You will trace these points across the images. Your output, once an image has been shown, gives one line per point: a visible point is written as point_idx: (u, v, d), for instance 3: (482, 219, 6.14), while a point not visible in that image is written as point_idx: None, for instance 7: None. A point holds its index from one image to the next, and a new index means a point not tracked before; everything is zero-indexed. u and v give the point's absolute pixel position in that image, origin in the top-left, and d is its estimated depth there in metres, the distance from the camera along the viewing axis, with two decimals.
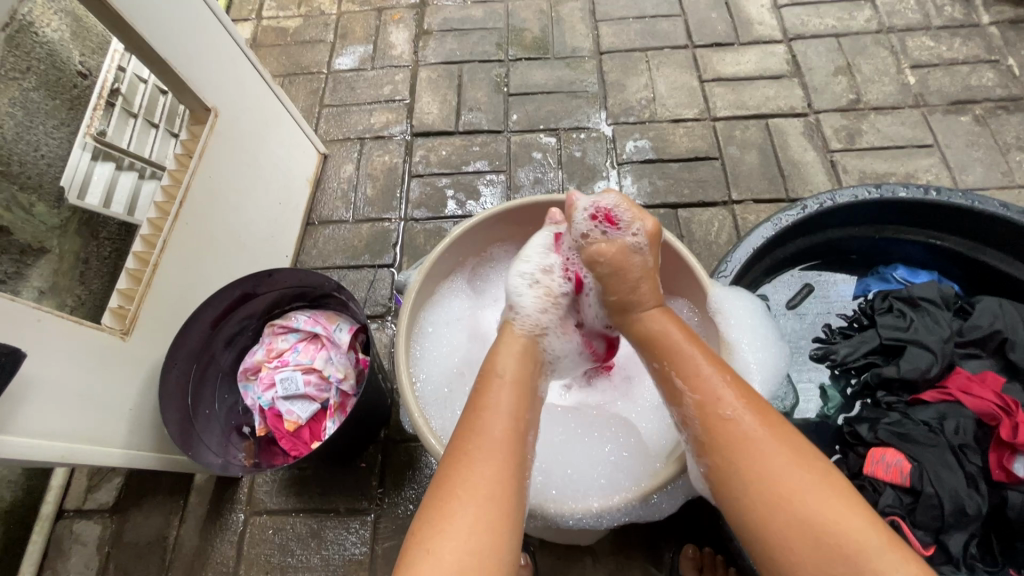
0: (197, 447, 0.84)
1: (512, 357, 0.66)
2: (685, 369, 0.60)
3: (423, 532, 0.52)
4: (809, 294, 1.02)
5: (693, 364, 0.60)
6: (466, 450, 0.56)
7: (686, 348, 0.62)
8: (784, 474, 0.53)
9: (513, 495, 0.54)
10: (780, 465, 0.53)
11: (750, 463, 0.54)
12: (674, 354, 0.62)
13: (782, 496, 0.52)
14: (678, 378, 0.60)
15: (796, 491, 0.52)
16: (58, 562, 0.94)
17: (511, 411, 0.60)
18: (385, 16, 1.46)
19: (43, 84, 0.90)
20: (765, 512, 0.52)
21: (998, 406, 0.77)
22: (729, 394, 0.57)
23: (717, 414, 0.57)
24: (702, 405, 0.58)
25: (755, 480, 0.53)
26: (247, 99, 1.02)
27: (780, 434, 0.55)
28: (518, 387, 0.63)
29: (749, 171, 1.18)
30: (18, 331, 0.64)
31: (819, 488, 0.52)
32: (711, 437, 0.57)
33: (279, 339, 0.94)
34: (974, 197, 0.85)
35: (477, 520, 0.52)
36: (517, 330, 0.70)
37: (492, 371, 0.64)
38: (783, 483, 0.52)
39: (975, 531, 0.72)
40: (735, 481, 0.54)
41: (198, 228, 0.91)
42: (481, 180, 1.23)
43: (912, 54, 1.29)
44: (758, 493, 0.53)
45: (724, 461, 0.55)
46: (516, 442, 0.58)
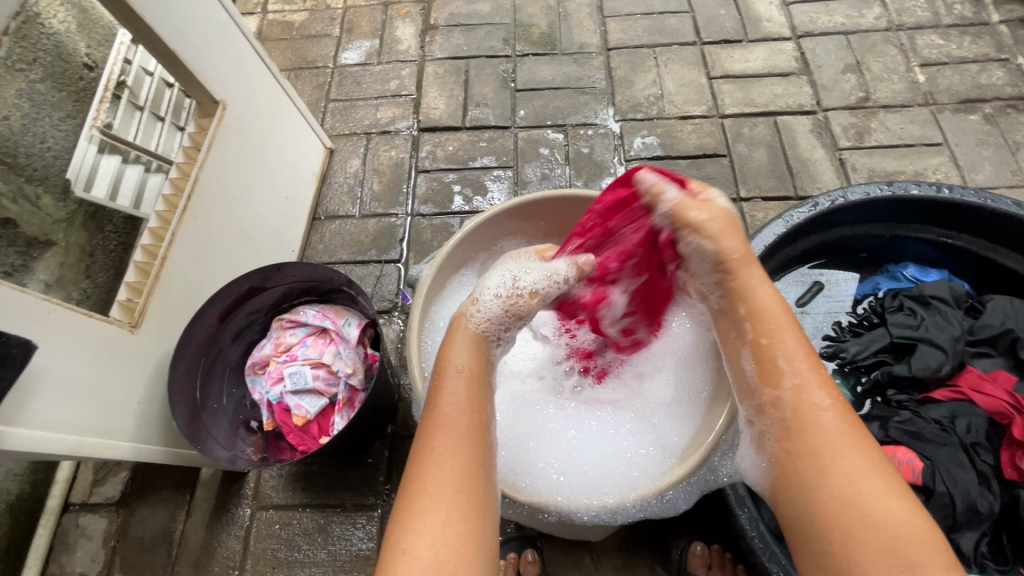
0: (205, 442, 0.84)
1: (466, 350, 0.64)
2: (783, 353, 0.59)
3: (395, 533, 0.51)
4: (819, 292, 1.01)
5: (787, 352, 0.59)
6: (430, 447, 0.56)
7: (788, 337, 0.60)
8: (858, 480, 0.52)
9: (480, 486, 0.54)
10: (857, 469, 0.52)
11: (836, 458, 0.53)
12: (774, 337, 0.60)
13: (855, 503, 0.51)
14: (779, 362, 0.59)
15: (868, 497, 0.51)
16: (64, 556, 0.94)
17: (468, 404, 0.59)
18: (392, 10, 1.45)
19: (49, 76, 0.90)
20: (835, 517, 0.51)
21: (1010, 405, 0.76)
22: (817, 390, 0.57)
23: (808, 406, 0.57)
24: (796, 391, 0.58)
25: (838, 477, 0.52)
26: (254, 93, 1.02)
27: (864, 441, 0.55)
28: (474, 378, 0.62)
29: (757, 168, 1.18)
30: (27, 323, 0.64)
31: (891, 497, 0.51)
32: (795, 426, 0.56)
33: (288, 333, 0.94)
34: (986, 195, 0.84)
35: (447, 514, 0.52)
36: (470, 324, 0.66)
37: (447, 365, 0.62)
38: (862, 487, 0.51)
39: (986, 530, 0.72)
40: (811, 480, 0.54)
41: (206, 221, 0.91)
42: (488, 176, 1.22)
43: (921, 52, 1.28)
44: (836, 489, 0.52)
45: (808, 450, 0.55)
46: (479, 434, 0.58)
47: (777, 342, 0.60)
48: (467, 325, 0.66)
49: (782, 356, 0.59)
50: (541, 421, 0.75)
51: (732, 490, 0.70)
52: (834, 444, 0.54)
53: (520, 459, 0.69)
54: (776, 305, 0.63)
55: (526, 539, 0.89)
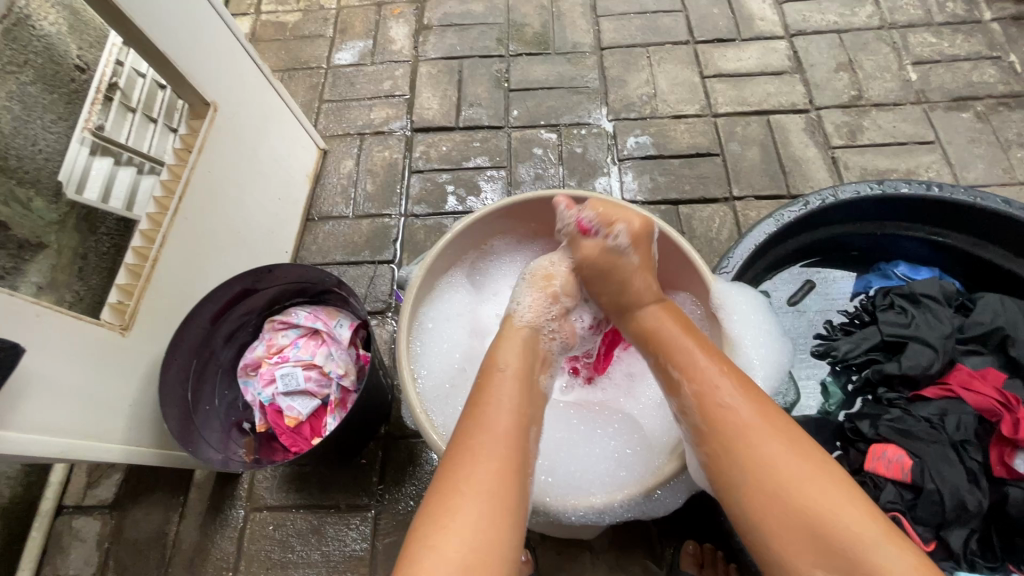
0: (197, 443, 0.84)
1: (514, 352, 0.67)
2: (679, 355, 0.64)
3: (424, 527, 0.51)
4: (810, 291, 1.01)
5: (688, 354, 0.63)
6: (469, 447, 0.56)
7: (689, 341, 0.64)
8: (782, 460, 0.55)
9: (515, 491, 0.54)
10: (778, 454, 0.55)
11: (750, 454, 0.56)
12: (670, 343, 0.66)
13: (782, 490, 0.53)
14: (687, 360, 0.63)
15: (793, 480, 0.53)
16: (58, 558, 0.94)
17: (515, 410, 0.60)
18: (385, 11, 1.45)
19: (40, 79, 0.90)
20: (763, 506, 0.54)
21: (999, 403, 0.77)
22: (723, 382, 0.60)
23: (715, 403, 0.59)
24: (696, 393, 0.60)
25: (758, 475, 0.55)
26: (246, 94, 1.02)
27: (777, 428, 0.57)
28: (518, 381, 0.63)
29: (750, 167, 1.18)
30: (16, 327, 0.64)
31: (818, 479, 0.53)
32: (708, 426, 0.59)
33: (280, 335, 0.94)
34: (975, 193, 0.85)
35: (479, 515, 0.52)
36: (522, 326, 0.71)
37: (494, 364, 0.65)
38: (780, 473, 0.54)
39: (975, 527, 0.73)
40: (735, 473, 0.56)
41: (198, 223, 0.91)
42: (481, 176, 1.22)
43: (914, 50, 1.28)
44: (758, 486, 0.54)
45: (721, 451, 0.57)
46: (519, 440, 0.58)
47: (674, 346, 0.65)
48: (519, 329, 0.71)
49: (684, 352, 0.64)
50: None
51: None
52: (741, 435, 0.57)
53: None
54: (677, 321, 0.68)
55: (520, 539, 0.90)
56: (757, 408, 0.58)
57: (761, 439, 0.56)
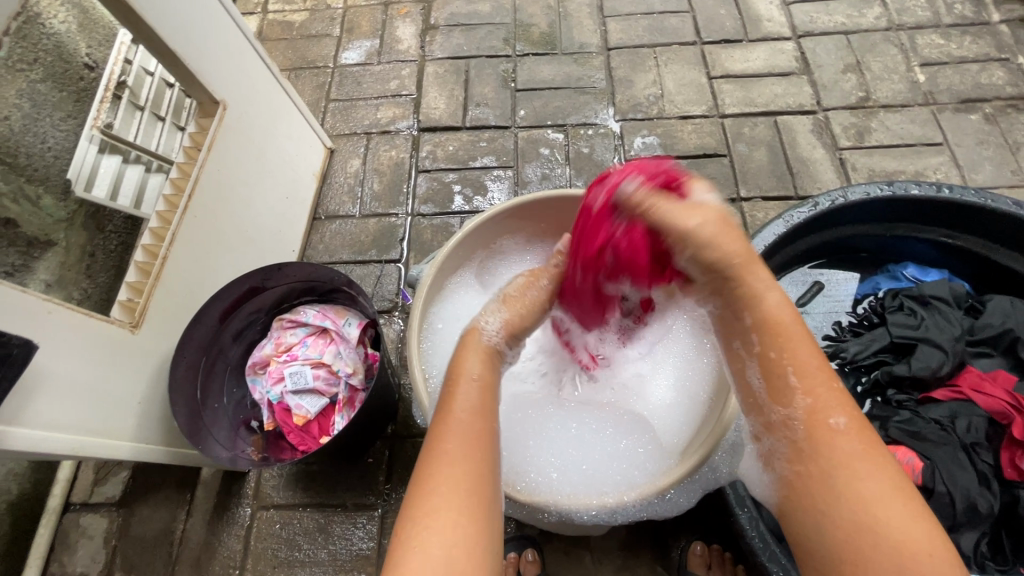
0: (205, 441, 0.84)
1: (479, 357, 0.61)
2: (798, 362, 0.55)
3: (405, 531, 0.48)
4: (819, 292, 1.01)
5: (802, 365, 0.55)
6: (438, 448, 0.53)
7: (802, 344, 0.55)
8: (875, 495, 0.49)
9: (491, 485, 0.52)
10: (877, 488, 0.49)
11: (839, 470, 0.51)
12: (789, 347, 0.55)
13: (869, 525, 0.48)
14: (789, 377, 0.55)
15: (885, 519, 0.47)
16: (64, 556, 0.94)
17: (483, 407, 0.56)
18: (392, 10, 1.45)
19: (49, 76, 0.90)
20: (852, 541, 0.48)
21: (1010, 405, 0.77)
22: (832, 410, 0.53)
23: (820, 423, 0.53)
24: (810, 409, 0.53)
25: (849, 504, 0.49)
26: (254, 92, 1.02)
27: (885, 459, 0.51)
28: (489, 382, 0.59)
29: (757, 168, 1.18)
30: (27, 324, 0.64)
31: (914, 521, 0.47)
32: (807, 447, 0.53)
33: (288, 333, 0.94)
34: (986, 195, 0.84)
35: (459, 515, 0.49)
36: (482, 338, 0.63)
37: (461, 371, 0.59)
38: (877, 511, 0.48)
39: (986, 529, 0.73)
40: (826, 507, 0.50)
41: (207, 222, 0.91)
42: (488, 176, 1.22)
43: (921, 52, 1.28)
44: (850, 520, 0.49)
45: (813, 470, 0.52)
46: (493, 437, 0.55)
47: (793, 352, 0.55)
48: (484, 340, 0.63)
49: (794, 368, 0.55)
50: (543, 419, 0.76)
51: (732, 489, 0.70)
52: (837, 450, 0.51)
53: (521, 459, 0.69)
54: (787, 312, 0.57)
55: (526, 538, 0.89)
56: (861, 431, 0.52)
57: (858, 455, 0.51)
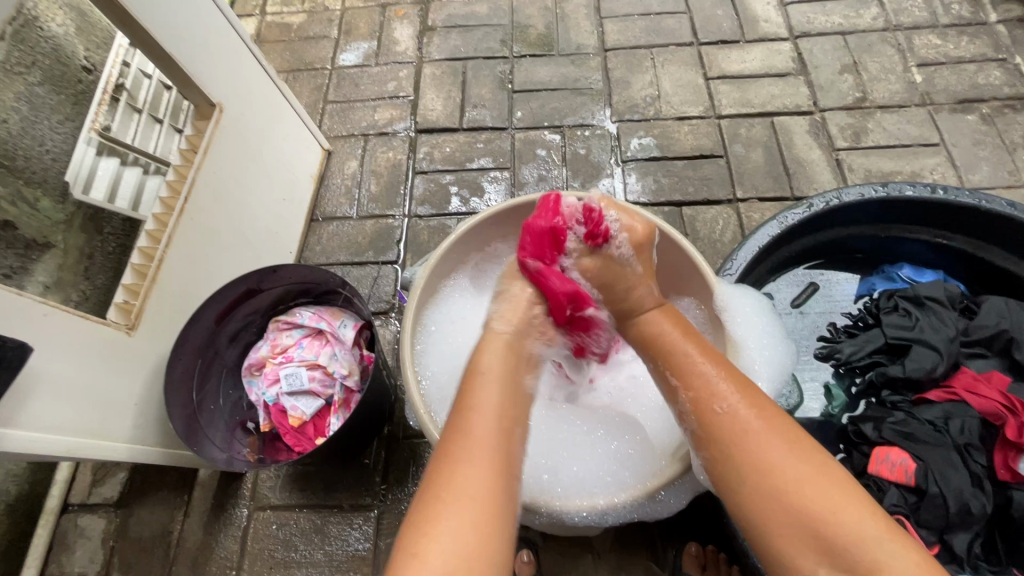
0: (201, 443, 0.84)
1: (499, 356, 0.62)
2: (681, 358, 0.61)
3: (408, 537, 0.49)
4: (814, 293, 1.01)
5: (688, 357, 0.61)
6: (449, 453, 0.53)
7: (689, 348, 0.62)
8: (780, 461, 0.52)
9: (500, 493, 0.52)
10: (781, 454, 0.53)
11: (740, 440, 0.54)
12: (670, 347, 0.63)
13: (787, 498, 0.51)
14: (690, 368, 0.60)
15: (795, 480, 0.51)
16: (63, 556, 0.95)
17: (497, 413, 0.56)
18: (389, 12, 1.45)
19: (48, 80, 0.90)
20: (770, 502, 0.51)
21: (1004, 406, 0.77)
22: (735, 400, 0.56)
23: (710, 407, 0.57)
24: (696, 400, 0.58)
25: (756, 469, 0.53)
26: (251, 94, 1.02)
27: (782, 427, 0.55)
28: (503, 383, 0.59)
29: (754, 169, 1.18)
30: (24, 327, 0.64)
31: (821, 482, 0.51)
32: (707, 430, 0.57)
33: (284, 335, 0.95)
34: (980, 196, 0.84)
35: (464, 525, 0.49)
36: (499, 336, 0.64)
37: (476, 368, 0.60)
38: (781, 471, 0.52)
39: (979, 530, 0.73)
40: (740, 487, 0.53)
41: (203, 224, 0.91)
42: (484, 177, 1.23)
43: (919, 52, 1.28)
44: (764, 488, 0.52)
45: (719, 447, 0.55)
46: (505, 442, 0.55)
47: (673, 350, 0.63)
48: (497, 336, 0.64)
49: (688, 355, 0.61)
50: (535, 421, 0.76)
51: None
52: (734, 425, 0.55)
53: None
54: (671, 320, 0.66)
55: (522, 539, 0.90)
56: (750, 403, 0.56)
57: (755, 429, 0.54)
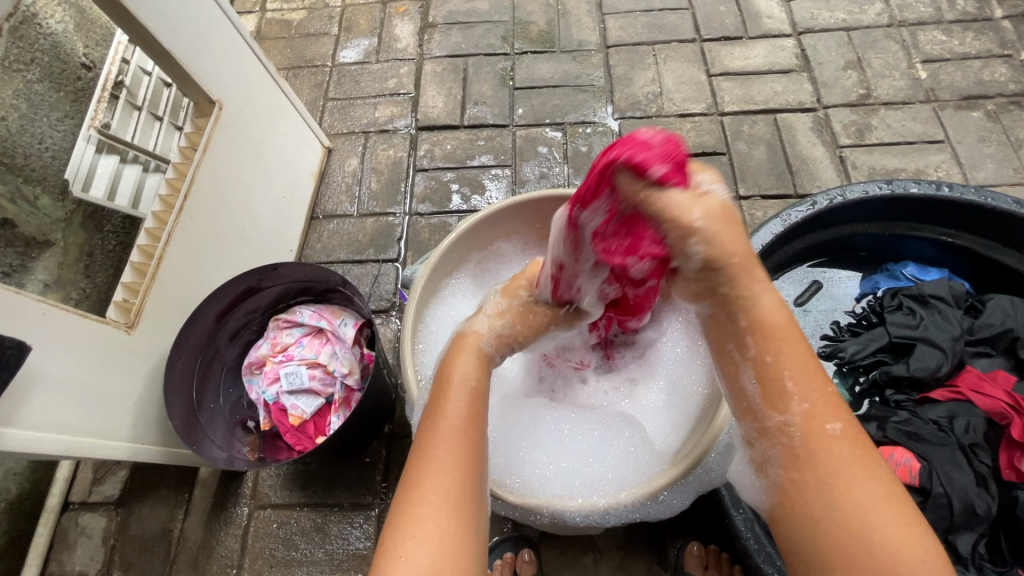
0: (201, 441, 0.84)
1: (472, 362, 0.61)
2: (788, 364, 0.51)
3: (390, 539, 0.49)
4: (817, 292, 1.01)
5: (800, 369, 0.51)
6: (423, 451, 0.53)
7: (795, 347, 0.51)
8: (870, 509, 0.46)
9: (476, 488, 0.52)
10: (869, 498, 0.46)
11: (825, 473, 0.48)
12: (783, 345, 0.51)
13: (870, 544, 0.45)
14: (785, 380, 0.50)
15: (880, 529, 0.45)
16: (64, 554, 0.95)
17: (467, 407, 0.56)
18: (390, 8, 1.44)
19: (47, 77, 0.89)
20: (847, 556, 0.45)
21: (1010, 405, 0.76)
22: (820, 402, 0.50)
23: (814, 430, 0.49)
24: (806, 415, 0.50)
25: (844, 518, 0.46)
26: (250, 91, 1.01)
27: (876, 468, 0.48)
28: (477, 382, 0.59)
29: (757, 167, 1.17)
30: (22, 325, 0.64)
31: (903, 532, 0.45)
32: (803, 455, 0.49)
33: (284, 333, 0.94)
34: (986, 193, 0.84)
35: (445, 521, 0.49)
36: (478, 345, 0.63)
37: (446, 371, 0.60)
38: (871, 522, 0.46)
39: (984, 531, 0.72)
40: (811, 531, 0.48)
41: (202, 222, 0.91)
42: (486, 175, 1.22)
43: (923, 48, 1.27)
44: (844, 534, 0.46)
45: (805, 478, 0.49)
46: (478, 439, 0.55)
47: (786, 350, 0.51)
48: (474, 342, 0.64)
49: (786, 372, 0.50)
50: (535, 421, 0.75)
51: (726, 491, 0.70)
52: (826, 459, 0.48)
53: (515, 460, 0.69)
54: (786, 317, 0.52)
55: (523, 538, 0.90)
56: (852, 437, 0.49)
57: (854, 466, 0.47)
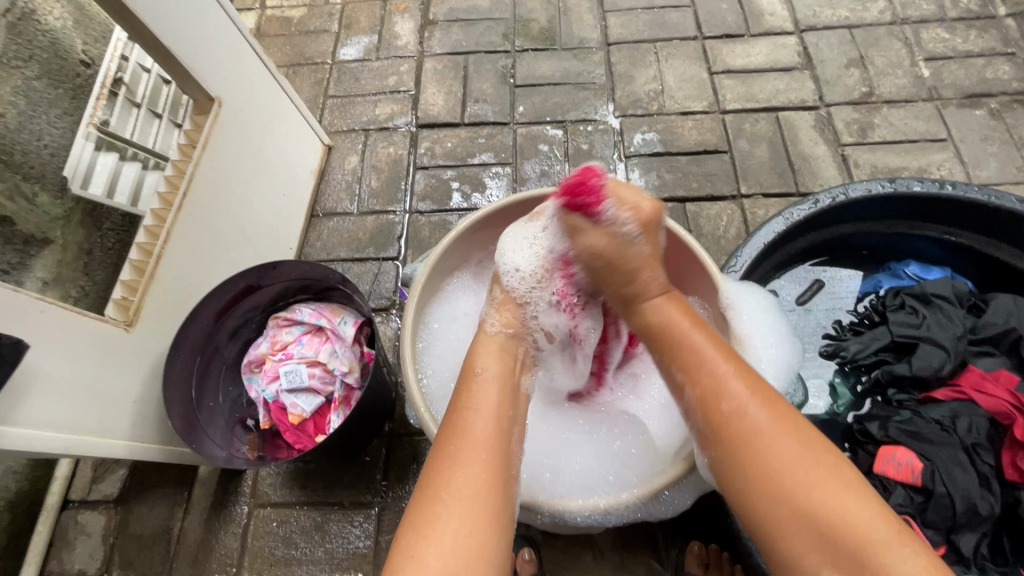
0: (201, 439, 0.84)
1: (493, 357, 0.63)
2: (692, 356, 0.58)
3: (408, 535, 0.49)
4: (819, 290, 1.00)
5: (702, 357, 0.58)
6: (445, 452, 0.53)
7: (700, 341, 0.59)
8: (792, 465, 0.50)
9: (499, 492, 0.52)
10: (791, 456, 0.51)
11: (752, 443, 0.52)
12: (685, 345, 0.59)
13: (798, 500, 0.49)
14: (694, 362, 0.58)
15: (807, 487, 0.49)
16: (63, 553, 0.94)
17: (493, 412, 0.57)
18: (391, 5, 1.44)
19: (45, 74, 0.89)
20: (779, 514, 0.49)
21: (1012, 405, 0.76)
22: (741, 389, 0.55)
23: (727, 410, 0.54)
24: (709, 400, 0.56)
25: (768, 483, 0.50)
26: (250, 89, 1.01)
27: (799, 430, 0.52)
28: (501, 383, 0.60)
29: (758, 165, 1.17)
30: (20, 323, 0.63)
31: (827, 482, 0.49)
32: (719, 433, 0.54)
33: (284, 331, 0.94)
34: (989, 192, 0.83)
35: (464, 522, 0.48)
36: (491, 338, 0.66)
37: (472, 368, 0.62)
38: (795, 481, 0.49)
39: (987, 531, 0.71)
40: (747, 501, 0.52)
41: (202, 219, 0.90)
42: (486, 173, 1.21)
43: (926, 46, 1.26)
44: (772, 496, 0.50)
45: (728, 453, 0.53)
46: (502, 444, 0.55)
47: (689, 348, 0.59)
48: (490, 338, 0.66)
49: (693, 362, 0.58)
50: (538, 419, 0.75)
51: None
52: (748, 432, 0.53)
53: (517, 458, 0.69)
54: (681, 316, 0.62)
55: (523, 537, 0.89)
56: (768, 407, 0.53)
57: (769, 432, 0.52)
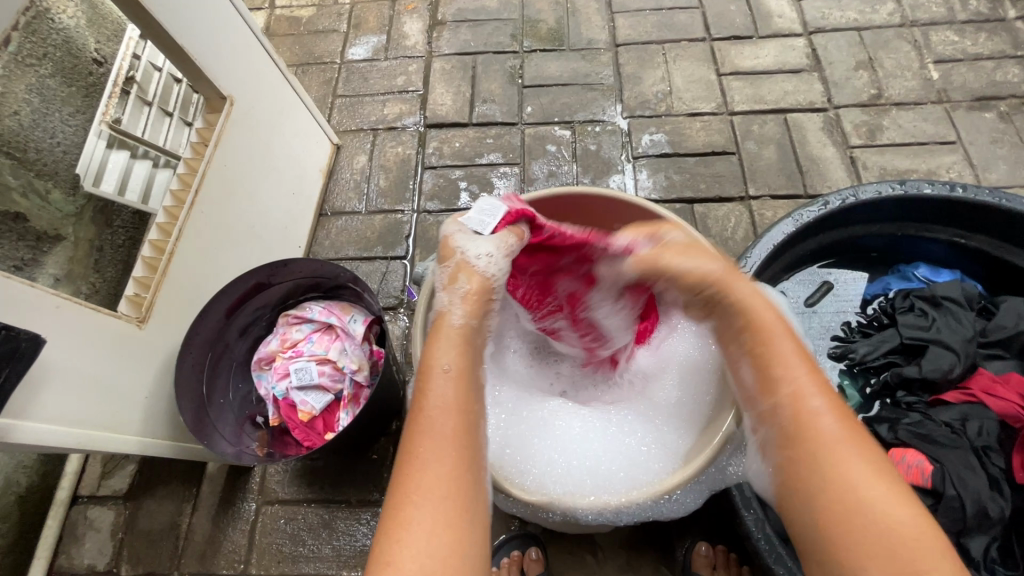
0: (210, 436, 0.84)
1: (453, 349, 0.60)
2: (770, 356, 0.57)
3: (379, 546, 0.49)
4: (828, 292, 1.00)
5: (780, 355, 0.57)
6: (411, 454, 0.52)
7: (782, 342, 0.57)
8: (859, 484, 0.50)
9: (466, 489, 0.52)
10: (859, 472, 0.50)
11: (821, 450, 0.52)
12: (761, 341, 0.58)
13: (862, 514, 0.49)
14: (774, 367, 0.56)
15: (875, 504, 0.49)
16: (73, 548, 0.95)
17: (456, 406, 0.56)
18: (399, 6, 1.45)
19: (59, 72, 0.89)
20: (839, 524, 0.49)
21: (1023, 408, 0.76)
22: (818, 400, 0.54)
23: (801, 414, 0.54)
24: (785, 401, 0.55)
25: (833, 493, 0.50)
26: (261, 88, 1.02)
27: (865, 444, 0.52)
28: (461, 375, 0.58)
29: (767, 167, 1.17)
30: (34, 319, 0.64)
31: (893, 504, 0.49)
32: (788, 434, 0.54)
33: (294, 329, 0.94)
34: (1001, 195, 0.83)
35: (435, 523, 0.49)
36: (453, 322, 0.62)
37: (433, 363, 0.58)
38: (861, 498, 0.49)
39: (997, 535, 0.71)
40: (806, 511, 0.52)
41: (213, 217, 0.91)
42: (494, 173, 1.22)
43: (935, 48, 1.26)
44: (836, 506, 0.50)
45: (798, 457, 0.53)
46: (468, 439, 0.55)
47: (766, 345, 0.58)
48: (452, 323, 0.62)
49: (771, 359, 0.57)
50: (549, 417, 0.76)
51: (738, 491, 0.69)
52: (816, 434, 0.53)
53: (528, 456, 0.69)
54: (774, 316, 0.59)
55: (530, 536, 0.89)
56: (839, 415, 0.54)
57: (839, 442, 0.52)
